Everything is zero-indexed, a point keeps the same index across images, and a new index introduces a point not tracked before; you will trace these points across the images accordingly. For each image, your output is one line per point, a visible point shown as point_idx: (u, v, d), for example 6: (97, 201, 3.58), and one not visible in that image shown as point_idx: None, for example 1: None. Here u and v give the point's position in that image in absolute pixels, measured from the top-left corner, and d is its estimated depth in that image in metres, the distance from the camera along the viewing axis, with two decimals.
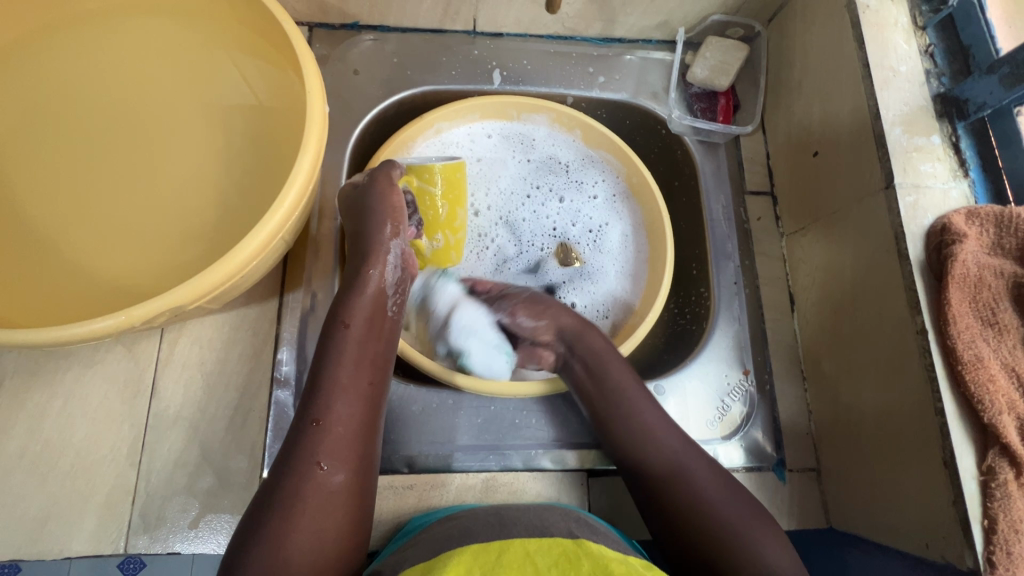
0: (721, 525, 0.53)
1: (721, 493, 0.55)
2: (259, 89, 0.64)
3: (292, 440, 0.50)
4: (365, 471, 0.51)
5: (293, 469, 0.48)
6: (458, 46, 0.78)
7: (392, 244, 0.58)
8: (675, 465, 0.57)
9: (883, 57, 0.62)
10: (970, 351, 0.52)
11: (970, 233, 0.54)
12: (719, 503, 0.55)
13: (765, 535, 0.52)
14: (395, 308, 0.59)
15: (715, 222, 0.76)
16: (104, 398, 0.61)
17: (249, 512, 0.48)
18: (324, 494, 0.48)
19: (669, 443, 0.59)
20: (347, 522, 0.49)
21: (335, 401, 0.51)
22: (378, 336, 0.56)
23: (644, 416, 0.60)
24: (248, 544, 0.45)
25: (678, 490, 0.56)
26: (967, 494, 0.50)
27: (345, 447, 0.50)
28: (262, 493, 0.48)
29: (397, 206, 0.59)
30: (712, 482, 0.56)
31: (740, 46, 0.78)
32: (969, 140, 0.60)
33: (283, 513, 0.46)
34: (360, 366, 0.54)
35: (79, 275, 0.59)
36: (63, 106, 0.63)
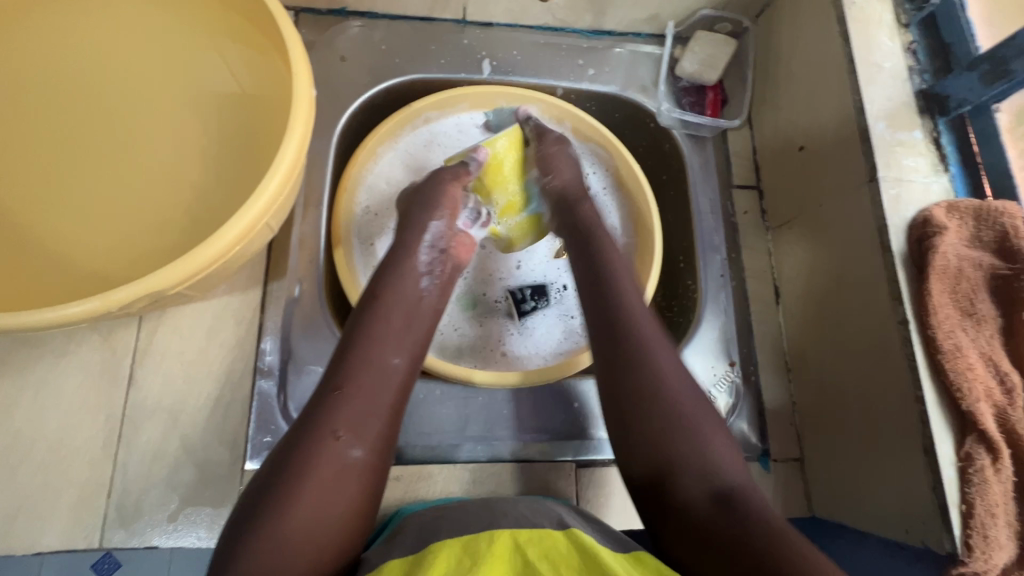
0: (682, 412, 0.50)
1: (684, 384, 0.52)
2: (244, 71, 0.62)
3: (313, 405, 0.49)
4: (384, 453, 0.50)
5: (308, 437, 0.47)
6: (447, 35, 0.77)
7: (432, 224, 0.62)
8: (633, 315, 0.55)
9: (868, 53, 0.63)
10: (950, 341, 0.53)
11: (950, 226, 0.55)
12: (687, 400, 0.51)
13: (717, 433, 0.51)
14: (429, 284, 0.59)
15: (702, 215, 0.77)
16: (79, 388, 0.59)
17: (260, 477, 0.47)
18: (338, 466, 0.46)
19: (639, 311, 0.56)
20: (357, 498, 0.47)
21: (359, 371, 0.50)
22: (412, 315, 0.56)
23: (620, 271, 0.59)
24: (255, 508, 0.44)
25: (634, 344, 0.53)
26: (945, 480, 0.51)
27: (364, 420, 0.49)
28: (276, 458, 0.47)
29: (450, 196, 0.64)
30: (671, 359, 0.53)
31: (728, 41, 0.79)
32: (950, 136, 0.61)
33: (294, 476, 0.45)
34: (391, 342, 0.53)
35: (53, 260, 0.56)
36: (37, 87, 0.60)
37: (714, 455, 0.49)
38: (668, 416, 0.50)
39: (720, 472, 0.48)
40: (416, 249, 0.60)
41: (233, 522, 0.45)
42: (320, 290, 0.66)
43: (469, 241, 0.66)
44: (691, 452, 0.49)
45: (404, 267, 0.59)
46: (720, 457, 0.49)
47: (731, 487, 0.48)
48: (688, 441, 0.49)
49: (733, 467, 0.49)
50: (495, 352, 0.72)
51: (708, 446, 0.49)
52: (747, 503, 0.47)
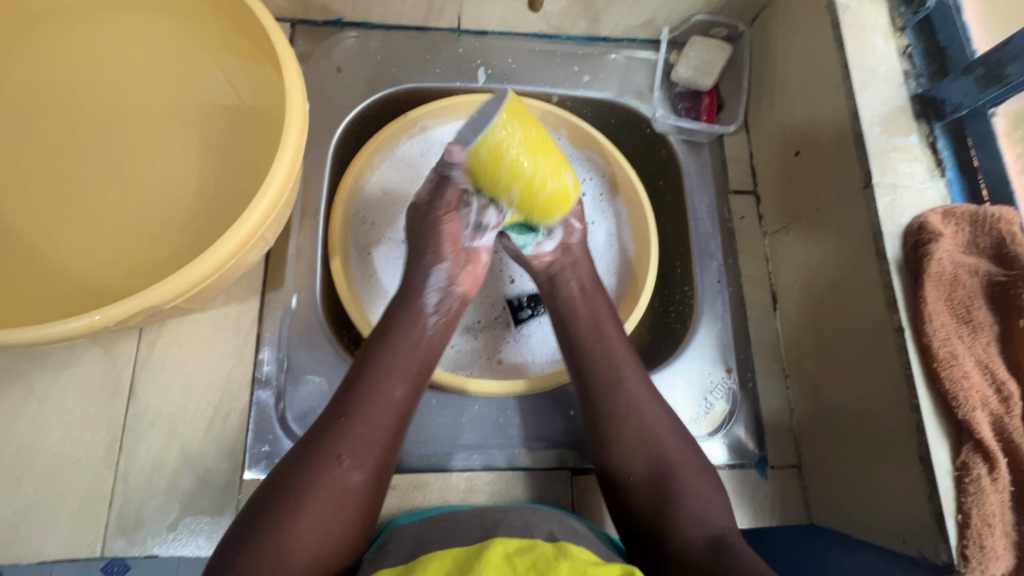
0: (677, 485, 0.56)
1: (673, 443, 0.58)
2: (239, 85, 0.63)
3: (320, 430, 0.50)
4: (382, 478, 0.51)
5: (313, 460, 0.48)
6: (443, 44, 0.78)
7: (438, 263, 0.60)
8: (619, 379, 0.60)
9: (862, 58, 0.63)
10: (946, 348, 0.52)
11: (946, 233, 0.55)
12: (678, 462, 0.57)
13: (706, 490, 0.56)
14: (438, 324, 0.59)
15: (699, 221, 0.77)
16: (81, 399, 0.60)
17: (262, 493, 0.48)
18: (338, 492, 0.48)
19: (622, 363, 0.61)
20: (354, 521, 0.48)
21: (366, 400, 0.51)
22: (421, 348, 0.56)
23: (606, 327, 0.64)
24: (257, 523, 0.46)
25: (614, 403, 0.59)
26: (942, 489, 0.51)
27: (368, 449, 0.50)
28: (279, 476, 0.48)
29: (453, 230, 0.61)
30: (653, 407, 0.60)
31: (723, 45, 0.79)
32: (946, 140, 0.60)
33: (296, 499, 0.46)
34: (398, 374, 0.54)
35: (55, 274, 0.58)
36: (39, 103, 0.62)
37: (707, 515, 0.55)
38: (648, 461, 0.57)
39: (706, 523, 0.54)
40: (424, 282, 0.59)
41: (233, 534, 0.46)
42: (317, 300, 0.67)
43: (477, 267, 0.63)
44: (693, 526, 0.54)
45: (414, 298, 0.59)
46: (714, 518, 0.54)
47: (721, 534, 0.54)
48: (679, 485, 0.56)
49: (718, 516, 0.55)
50: (492, 359, 0.72)
51: (702, 499, 0.55)
52: (736, 549, 0.52)
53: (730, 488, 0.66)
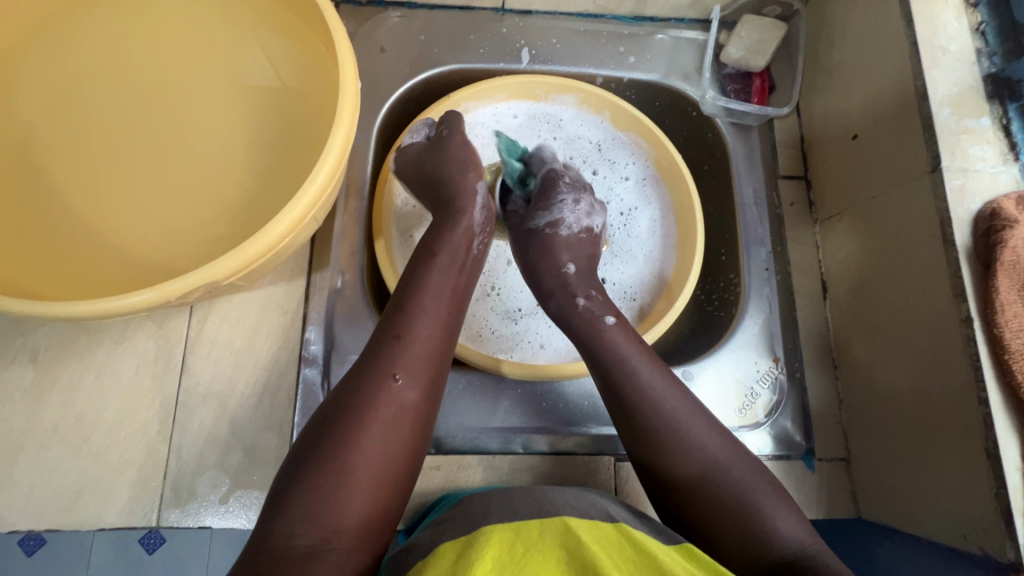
0: (737, 505, 0.50)
1: (732, 462, 0.52)
2: (290, 67, 0.63)
3: (369, 351, 0.49)
4: (436, 398, 0.50)
5: (368, 380, 0.47)
6: (486, 24, 0.76)
7: (477, 184, 0.61)
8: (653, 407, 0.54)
9: (932, 34, 0.60)
10: (1018, 340, 0.49)
11: (1022, 218, 0.52)
12: (736, 482, 0.51)
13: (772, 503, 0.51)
14: (480, 245, 0.59)
15: (746, 207, 0.75)
16: (135, 373, 0.62)
17: (319, 416, 0.47)
18: (395, 408, 0.46)
19: (652, 388, 0.54)
20: (411, 444, 0.47)
21: (417, 320, 0.51)
22: (460, 271, 0.56)
23: (622, 347, 0.56)
24: (317, 447, 0.44)
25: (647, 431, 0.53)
26: (1011, 486, 0.49)
27: (421, 365, 0.49)
28: (336, 397, 0.47)
29: (473, 153, 0.62)
30: (694, 424, 0.53)
31: (777, 24, 0.76)
32: (1023, 123, 0.57)
33: (354, 417, 0.45)
34: (441, 294, 0.53)
35: (110, 250, 0.59)
36: (94, 82, 0.62)
37: (775, 532, 0.49)
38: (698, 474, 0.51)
39: (775, 540, 0.48)
40: (471, 210, 0.59)
41: (287, 468, 0.45)
42: (362, 281, 0.67)
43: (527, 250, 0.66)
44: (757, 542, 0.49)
45: (459, 218, 0.58)
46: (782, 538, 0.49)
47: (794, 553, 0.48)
48: (739, 502, 0.50)
49: (789, 531, 0.49)
50: (532, 344, 0.72)
51: (769, 519, 0.49)
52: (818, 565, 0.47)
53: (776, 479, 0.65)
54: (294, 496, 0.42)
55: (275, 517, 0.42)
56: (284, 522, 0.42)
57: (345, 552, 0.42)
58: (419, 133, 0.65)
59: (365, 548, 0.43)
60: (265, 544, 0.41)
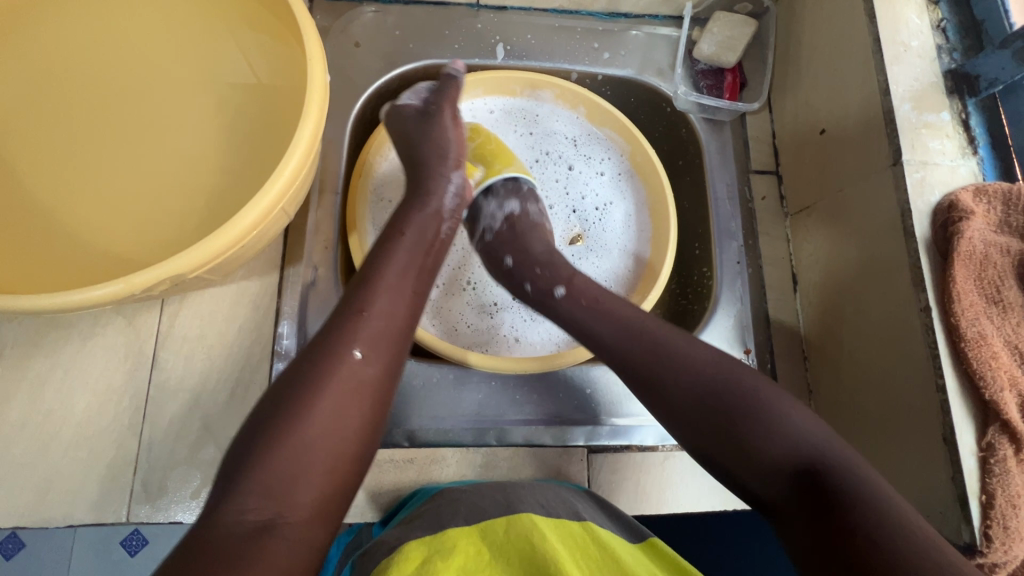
0: (735, 407, 0.48)
1: (709, 361, 0.51)
2: (260, 61, 0.63)
3: (330, 325, 0.49)
4: (396, 374, 0.50)
5: (326, 353, 0.46)
6: (461, 20, 0.77)
7: (454, 174, 0.61)
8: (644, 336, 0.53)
9: (894, 31, 0.61)
10: (973, 329, 0.51)
11: (977, 211, 0.54)
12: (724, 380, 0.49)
13: (781, 405, 0.48)
14: (450, 230, 0.59)
15: (719, 201, 0.75)
16: (105, 369, 0.61)
17: (275, 388, 0.46)
18: (353, 381, 0.46)
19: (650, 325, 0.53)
20: (369, 418, 0.46)
21: (379, 295, 0.50)
22: (426, 249, 0.55)
23: (598, 291, 0.57)
24: (272, 420, 0.43)
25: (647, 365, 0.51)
26: (966, 471, 0.50)
27: (383, 341, 0.48)
28: (291, 371, 0.47)
29: (460, 137, 0.64)
30: (699, 353, 0.51)
31: (748, 21, 0.77)
32: (980, 117, 0.59)
33: (309, 390, 0.45)
34: (404, 270, 0.52)
35: (77, 244, 0.58)
36: (57, 75, 0.62)
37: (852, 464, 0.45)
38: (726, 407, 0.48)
39: (797, 443, 0.46)
40: (439, 196, 0.59)
41: (239, 442, 0.44)
42: (335, 276, 0.67)
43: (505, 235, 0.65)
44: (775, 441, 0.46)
45: (428, 201, 0.58)
46: (789, 437, 0.46)
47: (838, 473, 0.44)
48: (740, 414, 0.48)
49: (807, 431, 0.47)
50: (508, 338, 0.72)
51: (783, 420, 0.47)
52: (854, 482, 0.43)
53: None
54: (246, 470, 0.42)
55: (226, 493, 0.41)
56: (234, 498, 0.41)
57: (298, 526, 0.41)
58: (418, 94, 0.67)
59: (320, 523, 0.43)
60: (213, 521, 0.40)
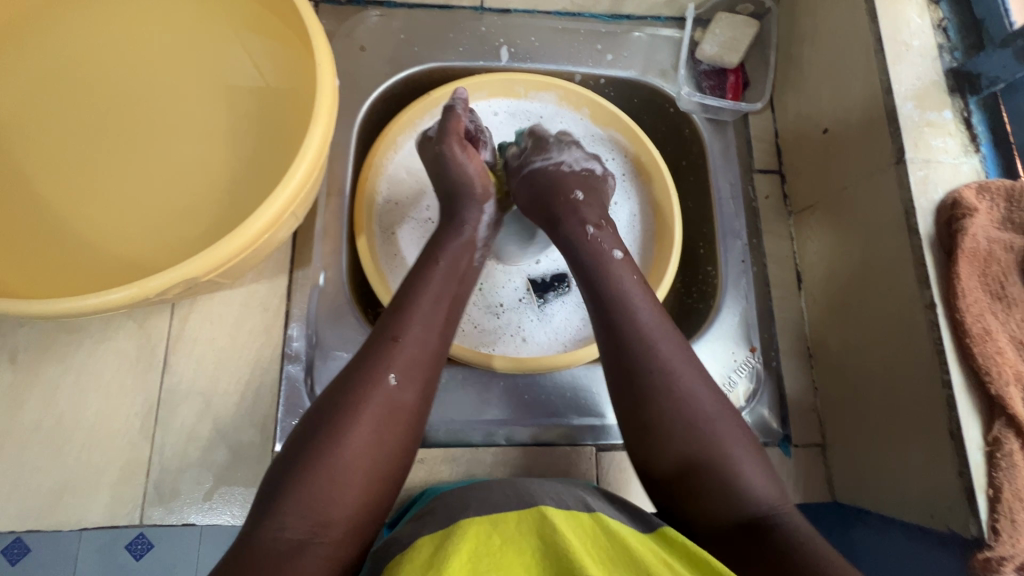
0: (714, 454, 0.49)
1: (707, 405, 0.51)
2: (269, 66, 0.63)
3: (366, 350, 0.50)
4: (430, 400, 0.51)
5: (364, 377, 0.48)
6: (465, 23, 0.77)
7: (487, 205, 0.63)
8: (664, 363, 0.52)
9: (896, 31, 0.61)
10: (978, 324, 0.52)
11: (981, 208, 0.54)
12: (717, 430, 0.51)
13: (748, 461, 0.50)
14: (481, 256, 0.61)
15: (723, 200, 0.76)
16: (116, 372, 0.62)
17: (315, 410, 0.47)
18: (389, 406, 0.47)
19: (667, 354, 0.53)
20: (402, 443, 0.47)
21: (414, 323, 0.51)
22: (460, 278, 0.56)
23: (619, 275, 0.57)
24: (310, 442, 0.45)
25: (648, 379, 0.52)
26: (972, 464, 0.50)
27: (417, 367, 0.50)
28: (330, 394, 0.48)
29: (482, 171, 0.64)
30: (700, 392, 0.52)
31: (750, 22, 0.77)
32: (981, 115, 0.59)
33: (346, 413, 0.46)
34: (436, 298, 0.54)
35: (89, 248, 0.59)
36: (69, 81, 0.62)
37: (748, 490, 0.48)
38: (684, 433, 0.50)
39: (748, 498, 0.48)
40: (472, 223, 0.61)
41: (279, 462, 0.45)
42: (344, 278, 0.68)
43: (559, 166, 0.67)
44: (724, 499, 0.48)
45: (462, 228, 0.60)
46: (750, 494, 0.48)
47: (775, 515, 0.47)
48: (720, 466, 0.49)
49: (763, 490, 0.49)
50: (515, 339, 0.73)
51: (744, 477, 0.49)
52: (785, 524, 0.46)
53: None
54: (285, 488, 0.43)
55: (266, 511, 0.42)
56: (275, 516, 0.42)
57: (333, 545, 0.42)
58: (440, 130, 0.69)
59: (353, 541, 0.44)
60: (254, 537, 0.41)
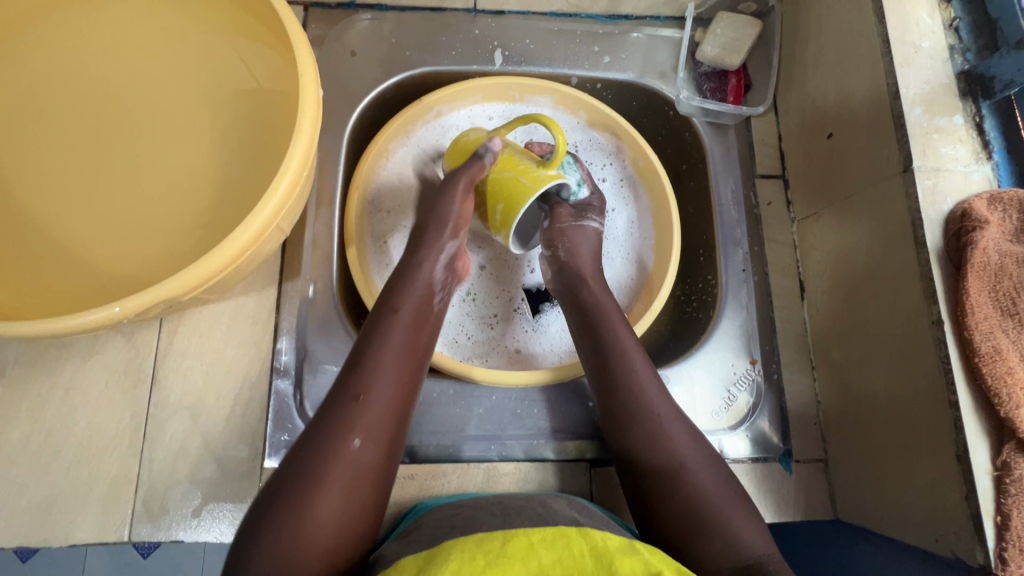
0: (704, 505, 0.51)
1: (691, 456, 0.54)
2: (255, 74, 0.62)
3: (327, 407, 0.49)
4: (394, 454, 0.51)
5: (327, 439, 0.47)
6: (458, 25, 0.75)
7: (448, 244, 0.61)
8: (659, 423, 0.55)
9: (905, 32, 0.59)
10: (988, 343, 0.49)
11: (992, 219, 0.52)
12: (704, 484, 0.53)
13: (735, 511, 0.52)
14: (441, 301, 0.60)
15: (724, 207, 0.74)
16: (105, 388, 0.61)
17: (278, 473, 0.47)
18: (353, 467, 0.47)
19: (665, 414, 0.56)
20: (366, 502, 0.47)
21: (378, 379, 0.51)
22: (421, 327, 0.56)
23: (611, 316, 0.61)
24: (274, 509, 0.45)
25: (640, 430, 0.55)
26: (980, 489, 0.48)
27: (382, 424, 0.49)
28: (292, 458, 0.47)
29: (464, 207, 0.62)
30: (687, 442, 0.55)
31: (752, 21, 0.75)
32: (995, 120, 0.56)
33: (311, 477, 0.46)
34: (402, 352, 0.53)
35: (74, 262, 0.58)
36: (53, 93, 0.61)
37: (738, 539, 0.50)
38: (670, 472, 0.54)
39: (738, 547, 0.49)
40: (432, 262, 0.60)
41: (244, 529, 0.45)
42: (334, 290, 0.67)
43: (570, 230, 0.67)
44: (718, 548, 0.49)
45: (416, 270, 0.59)
46: (740, 541, 0.49)
47: (754, 560, 0.49)
48: (710, 513, 0.51)
49: (751, 539, 0.50)
50: (509, 350, 0.71)
51: (733, 527, 0.50)
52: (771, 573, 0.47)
53: (753, 482, 0.65)
54: (252, 556, 0.43)
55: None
56: None
57: None
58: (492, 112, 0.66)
59: None
60: None
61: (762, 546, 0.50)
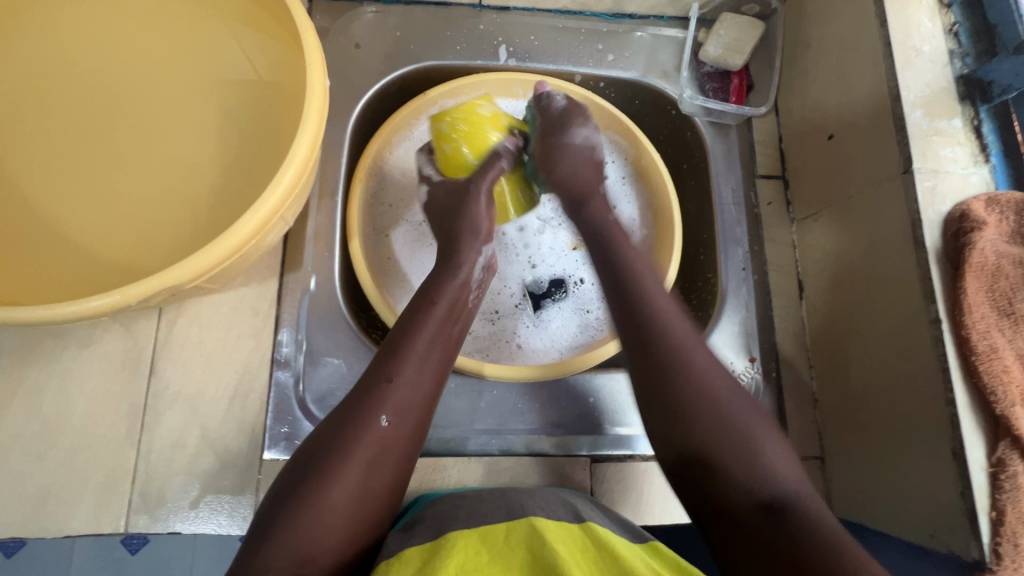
0: (732, 431, 0.48)
1: (722, 389, 0.50)
2: (260, 63, 0.61)
3: (358, 389, 0.49)
4: (418, 437, 0.50)
5: (355, 417, 0.47)
6: (463, 20, 0.75)
7: (483, 248, 0.61)
8: (679, 351, 0.52)
9: (906, 35, 0.60)
10: (985, 342, 0.50)
11: (989, 221, 0.53)
12: (731, 408, 0.49)
13: (769, 443, 0.48)
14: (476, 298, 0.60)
15: (724, 206, 0.74)
16: (102, 377, 0.61)
17: (306, 447, 0.47)
18: (377, 445, 0.46)
19: (688, 342, 0.53)
20: (388, 478, 0.47)
21: (407, 363, 0.50)
22: (452, 321, 0.55)
23: (619, 247, 0.59)
24: (298, 479, 0.44)
25: (659, 355, 0.52)
26: (975, 486, 0.49)
27: (409, 407, 0.49)
28: (322, 432, 0.48)
29: (491, 218, 0.62)
30: (712, 369, 0.51)
31: (755, 23, 0.76)
32: (993, 124, 0.57)
33: (334, 451, 0.45)
34: (431, 341, 0.53)
35: (72, 250, 0.57)
36: (52, 78, 0.61)
37: (768, 469, 0.47)
38: (697, 408, 0.49)
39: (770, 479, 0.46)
40: (471, 265, 0.59)
41: (268, 501, 0.45)
42: (336, 282, 0.66)
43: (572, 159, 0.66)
44: (746, 476, 0.46)
45: (458, 270, 0.58)
46: (774, 474, 0.46)
47: (786, 496, 0.45)
48: (737, 443, 0.47)
49: (785, 474, 0.47)
50: (510, 345, 0.72)
51: (762, 458, 0.47)
52: (805, 509, 0.44)
53: None
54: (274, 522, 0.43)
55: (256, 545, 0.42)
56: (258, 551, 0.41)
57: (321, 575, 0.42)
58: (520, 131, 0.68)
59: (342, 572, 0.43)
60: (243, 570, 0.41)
61: (796, 479, 0.47)
